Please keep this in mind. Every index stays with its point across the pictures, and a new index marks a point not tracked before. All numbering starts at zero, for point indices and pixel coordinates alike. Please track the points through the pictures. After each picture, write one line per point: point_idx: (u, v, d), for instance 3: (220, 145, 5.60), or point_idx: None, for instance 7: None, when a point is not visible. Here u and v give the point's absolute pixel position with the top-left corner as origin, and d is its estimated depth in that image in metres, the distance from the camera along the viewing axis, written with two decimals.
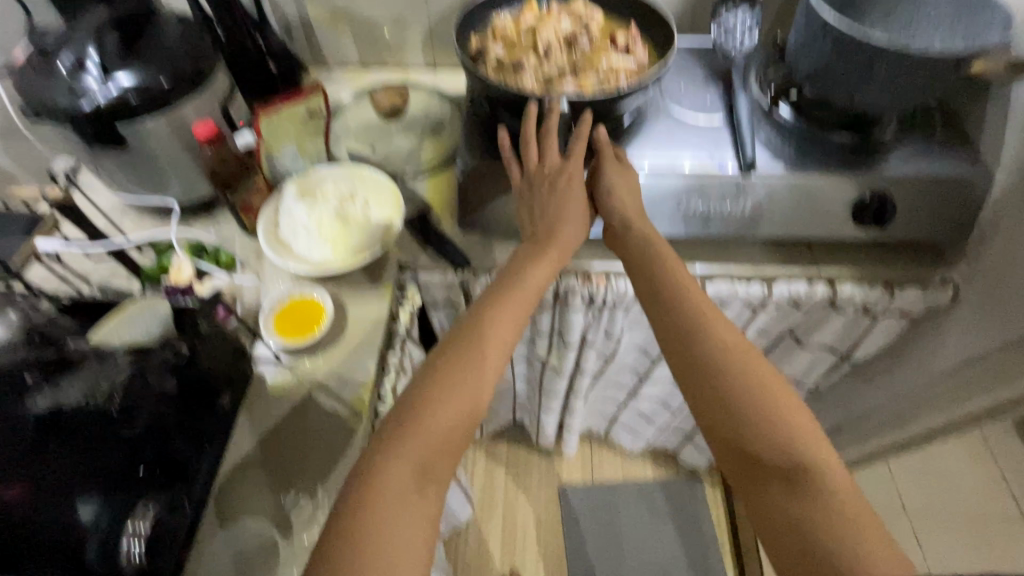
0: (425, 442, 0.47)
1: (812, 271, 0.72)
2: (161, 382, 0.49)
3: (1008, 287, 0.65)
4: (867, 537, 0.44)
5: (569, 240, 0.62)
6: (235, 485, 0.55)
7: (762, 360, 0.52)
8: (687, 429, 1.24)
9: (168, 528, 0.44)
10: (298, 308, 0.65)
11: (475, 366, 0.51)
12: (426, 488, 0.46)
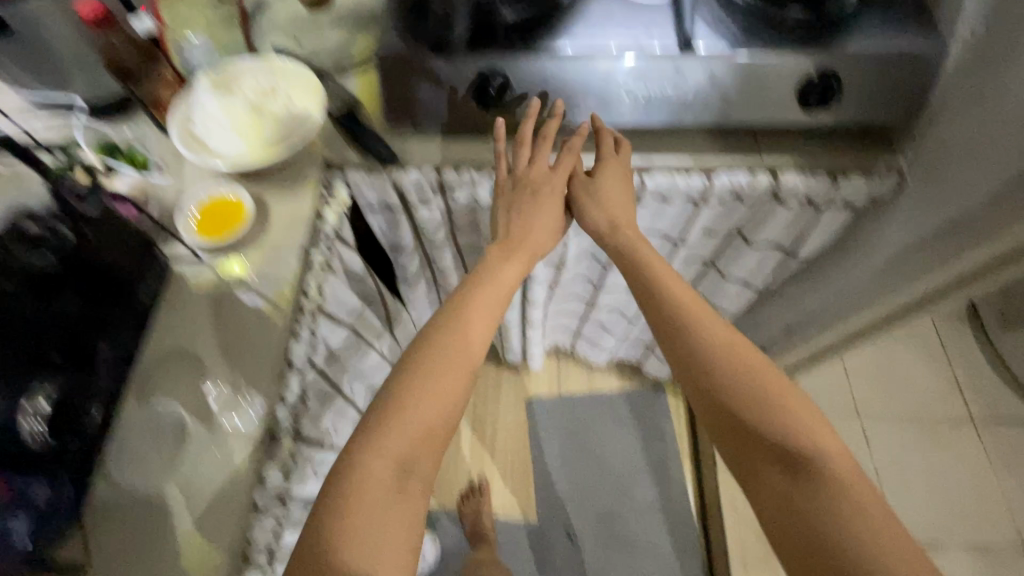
0: (401, 430, 0.48)
1: (754, 161, 0.70)
2: (41, 261, 0.48)
3: (950, 171, 0.63)
4: (864, 519, 0.44)
5: (535, 245, 0.65)
6: (156, 377, 0.55)
7: (741, 344, 0.55)
8: (648, 339, 1.26)
9: (74, 409, 0.47)
10: (217, 208, 0.63)
11: (451, 358, 0.52)
12: (401, 481, 0.46)
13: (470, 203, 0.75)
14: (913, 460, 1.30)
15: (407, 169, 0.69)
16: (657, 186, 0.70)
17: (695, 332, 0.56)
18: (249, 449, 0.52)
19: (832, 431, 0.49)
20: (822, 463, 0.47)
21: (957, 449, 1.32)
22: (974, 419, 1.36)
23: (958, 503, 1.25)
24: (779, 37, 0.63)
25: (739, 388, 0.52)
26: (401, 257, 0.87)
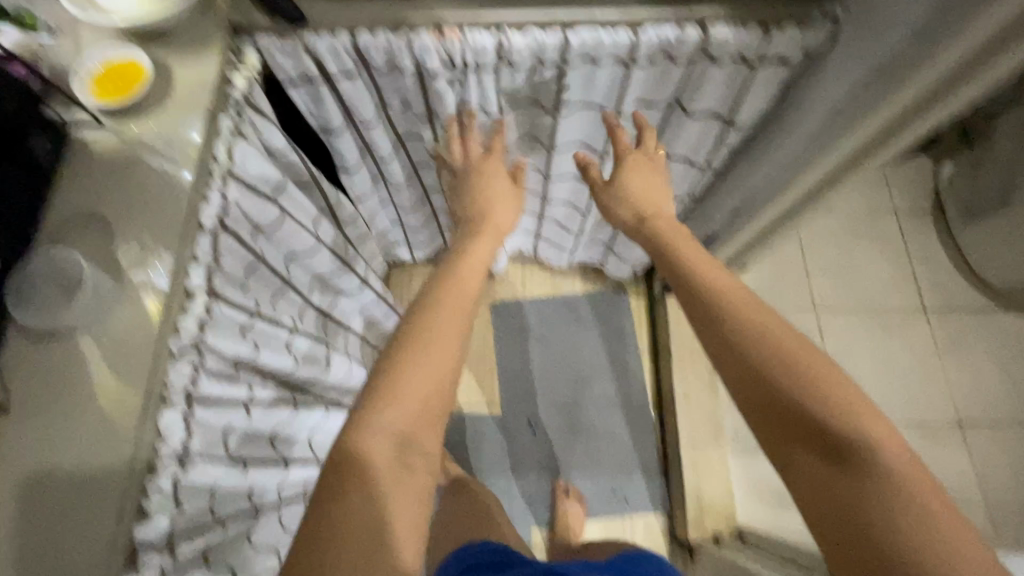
0: (404, 405, 0.52)
1: (685, 12, 0.66)
2: None
3: (882, 10, 0.60)
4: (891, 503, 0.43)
5: (500, 226, 0.74)
6: (64, 235, 0.55)
7: (779, 318, 0.55)
8: (605, 236, 1.27)
9: None
10: (117, 72, 0.60)
11: (436, 341, 0.55)
12: (407, 462, 0.50)
13: (393, 71, 0.72)
14: (862, 348, 1.35)
15: (316, 30, 0.65)
16: (583, 46, 0.67)
17: (736, 305, 0.56)
18: (160, 302, 0.53)
19: (878, 414, 0.48)
20: (862, 445, 0.46)
21: (906, 337, 1.36)
22: (926, 310, 1.39)
23: (900, 385, 1.31)
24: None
25: (778, 364, 0.51)
26: (336, 141, 0.85)
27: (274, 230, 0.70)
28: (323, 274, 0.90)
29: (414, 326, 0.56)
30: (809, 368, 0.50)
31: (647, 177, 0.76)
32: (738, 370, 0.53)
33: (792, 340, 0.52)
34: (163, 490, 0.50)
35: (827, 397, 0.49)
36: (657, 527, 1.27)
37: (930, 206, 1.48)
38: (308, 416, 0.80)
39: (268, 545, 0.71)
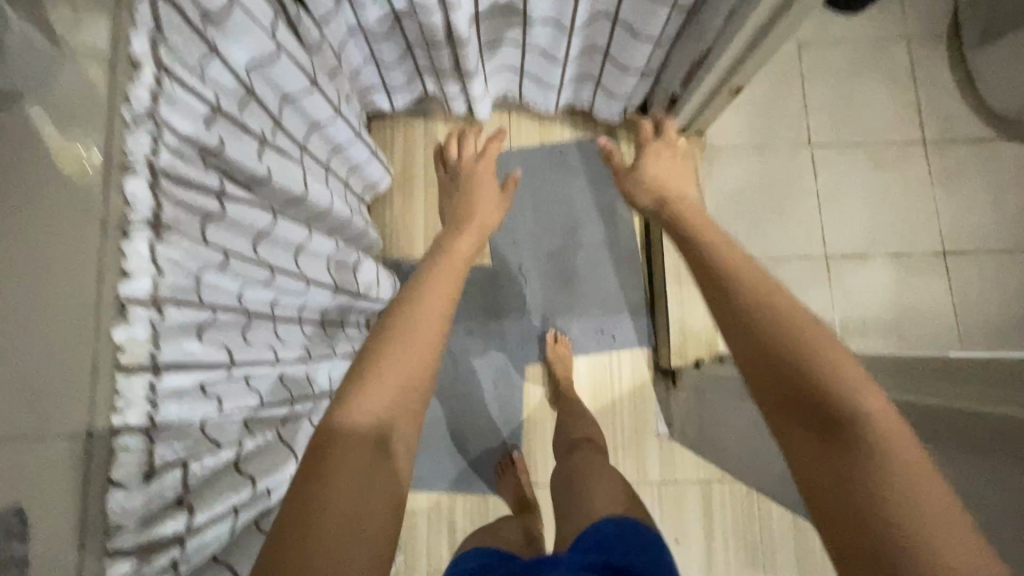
0: (390, 374, 0.50)
1: None
2: None
3: None
4: (917, 485, 0.37)
5: (483, 224, 0.83)
6: None
7: (782, 285, 0.51)
8: (592, 68, 1.19)
9: None
10: None
11: (423, 322, 0.54)
12: (392, 438, 0.48)
13: None
14: (854, 185, 1.33)
15: None
16: None
17: (730, 284, 0.53)
18: (100, 63, 0.50)
19: (877, 390, 0.42)
20: (861, 423, 0.40)
21: (902, 171, 1.33)
22: (927, 141, 1.34)
23: (889, 219, 1.31)
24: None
25: (780, 332, 0.46)
26: None
27: (226, 21, 0.65)
28: (291, 95, 0.85)
29: (406, 306, 0.55)
30: (807, 336, 0.45)
31: (665, 164, 0.96)
32: (737, 346, 0.49)
33: (790, 307, 0.48)
34: (142, 249, 0.51)
35: (830, 363, 0.43)
36: (642, 360, 1.34)
37: (944, 29, 1.37)
38: (291, 232, 0.80)
39: (264, 345, 0.74)
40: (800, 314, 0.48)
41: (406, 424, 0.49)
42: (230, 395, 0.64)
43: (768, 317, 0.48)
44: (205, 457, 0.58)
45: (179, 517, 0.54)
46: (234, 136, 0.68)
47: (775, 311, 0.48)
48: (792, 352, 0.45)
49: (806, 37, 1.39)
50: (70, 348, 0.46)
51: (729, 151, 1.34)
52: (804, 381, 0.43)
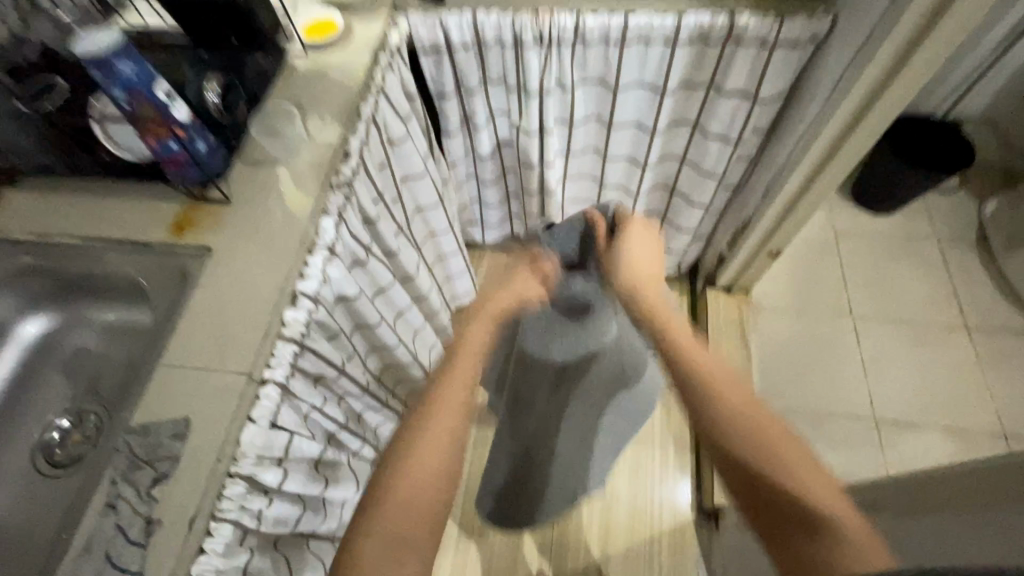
0: (416, 476, 0.55)
1: (717, 6, 0.91)
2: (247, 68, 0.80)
3: (862, 9, 0.83)
4: (857, 549, 0.46)
5: (522, 294, 0.78)
6: (269, 112, 0.80)
7: (741, 394, 0.57)
8: (651, 228, 1.43)
9: (219, 117, 0.74)
10: (318, 26, 0.91)
11: (427, 437, 0.57)
12: (411, 516, 0.53)
13: (499, 44, 0.99)
14: (898, 358, 1.39)
15: (453, 7, 0.95)
16: (639, 27, 0.93)
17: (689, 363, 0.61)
18: (332, 150, 0.78)
19: (838, 492, 0.50)
20: (842, 542, 0.46)
21: (947, 351, 1.39)
22: (970, 325, 1.42)
23: (939, 392, 1.33)
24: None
25: (732, 418, 0.55)
26: (443, 99, 1.09)
27: (400, 144, 0.95)
28: (423, 208, 1.09)
29: (416, 413, 0.60)
30: (738, 395, 0.57)
31: (642, 237, 0.82)
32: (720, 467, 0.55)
33: (743, 403, 0.56)
34: (300, 312, 0.68)
35: (783, 459, 0.52)
36: (683, 485, 1.33)
37: (973, 237, 1.56)
38: (393, 290, 0.95)
39: (345, 390, 0.85)
40: (761, 408, 0.56)
41: (430, 494, 0.55)
42: (296, 432, 0.70)
43: (749, 433, 0.54)
44: (270, 474, 0.63)
45: (314, 481, 0.74)
46: (380, 227, 0.89)
47: (745, 412, 0.55)
48: (761, 448, 0.52)
49: (842, 228, 1.59)
50: (256, 306, 0.67)
51: (772, 306, 1.47)
52: (745, 468, 0.52)
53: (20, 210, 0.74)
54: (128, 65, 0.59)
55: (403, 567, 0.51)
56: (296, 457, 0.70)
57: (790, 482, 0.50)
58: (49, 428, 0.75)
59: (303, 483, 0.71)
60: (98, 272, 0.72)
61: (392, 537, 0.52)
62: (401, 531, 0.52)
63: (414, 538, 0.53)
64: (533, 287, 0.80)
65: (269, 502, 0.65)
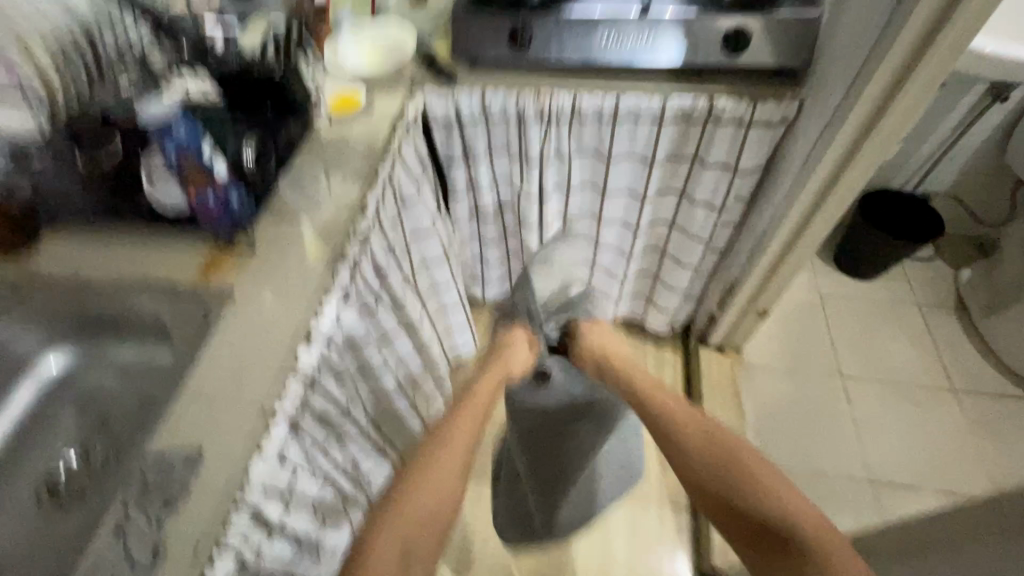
0: (412, 514, 0.65)
1: (697, 91, 1.03)
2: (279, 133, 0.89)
3: (824, 96, 0.95)
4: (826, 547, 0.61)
5: (509, 366, 0.88)
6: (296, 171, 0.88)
7: (714, 434, 0.74)
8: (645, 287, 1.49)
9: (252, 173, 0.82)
10: (342, 97, 1.00)
11: (429, 475, 0.68)
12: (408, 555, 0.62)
13: (504, 118, 1.10)
14: (890, 419, 1.41)
15: (464, 86, 1.07)
16: (629, 107, 1.05)
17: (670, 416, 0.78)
18: (351, 206, 0.86)
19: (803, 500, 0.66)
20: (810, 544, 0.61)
21: (937, 413, 1.42)
22: (956, 388, 1.46)
23: (931, 454, 1.35)
24: (719, 9, 0.98)
25: (710, 455, 0.72)
26: (452, 165, 1.19)
27: (411, 203, 1.04)
28: (429, 262, 1.16)
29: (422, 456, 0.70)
30: (712, 436, 0.74)
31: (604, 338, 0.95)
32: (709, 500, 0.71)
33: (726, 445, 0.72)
34: (313, 351, 0.72)
35: (757, 482, 0.68)
36: (682, 549, 1.30)
37: (952, 303, 1.63)
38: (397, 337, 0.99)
39: (347, 432, 0.87)
40: (732, 442, 0.73)
41: (422, 535, 0.64)
42: (299, 470, 0.71)
43: (727, 463, 0.70)
44: (273, 508, 0.65)
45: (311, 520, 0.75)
46: (389, 277, 0.95)
47: (719, 446, 0.72)
48: (737, 475, 0.69)
49: (827, 292, 1.67)
50: (272, 344, 0.71)
51: (763, 366, 1.51)
52: (747, 506, 0.67)
53: (58, 252, 0.80)
54: (183, 128, 0.72)
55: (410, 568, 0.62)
56: (297, 495, 0.71)
57: (765, 500, 0.66)
58: (58, 462, 0.77)
59: (301, 520, 0.73)
60: (124, 311, 0.77)
61: (404, 543, 0.63)
62: (410, 531, 0.64)
63: (417, 545, 0.63)
64: (523, 354, 0.91)
65: (269, 538, 0.66)
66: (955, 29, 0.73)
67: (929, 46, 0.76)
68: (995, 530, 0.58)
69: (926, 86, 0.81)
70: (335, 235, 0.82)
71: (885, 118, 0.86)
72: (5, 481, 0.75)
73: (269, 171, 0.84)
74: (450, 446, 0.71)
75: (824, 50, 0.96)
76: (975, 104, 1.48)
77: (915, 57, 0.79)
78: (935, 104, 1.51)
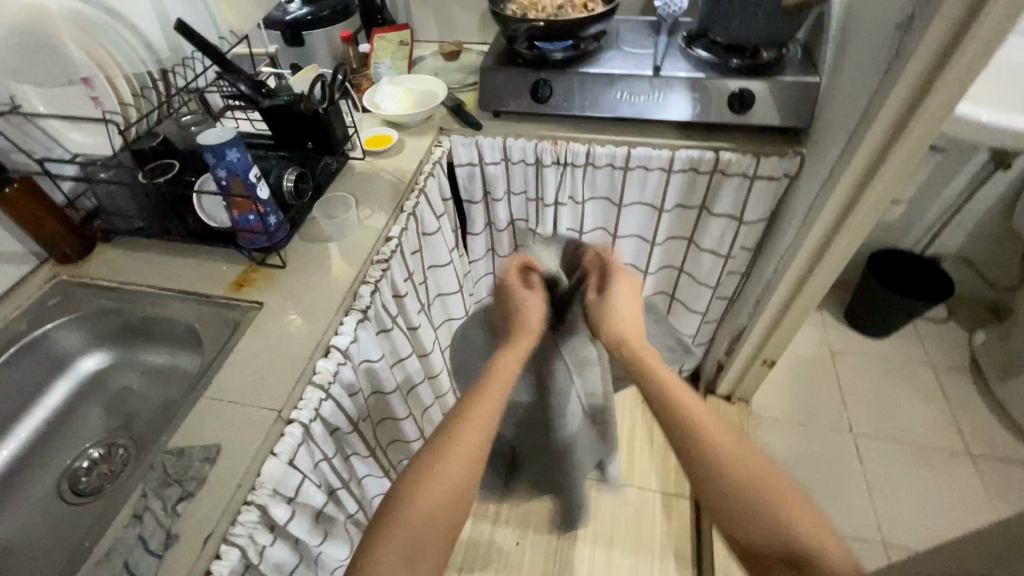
0: (429, 507, 0.61)
1: (704, 143, 1.09)
2: (319, 166, 0.99)
3: (823, 154, 1.01)
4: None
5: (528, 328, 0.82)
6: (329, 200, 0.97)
7: (742, 456, 0.65)
8: None
9: (291, 199, 0.90)
10: (377, 138, 1.11)
11: (447, 468, 0.63)
12: (416, 562, 0.58)
13: (523, 163, 1.18)
14: (905, 480, 1.37)
15: (487, 132, 1.16)
16: (640, 157, 1.12)
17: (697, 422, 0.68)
18: (377, 234, 0.92)
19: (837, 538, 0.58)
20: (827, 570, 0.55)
21: (954, 477, 1.38)
22: (973, 452, 1.42)
23: (947, 518, 1.31)
24: (726, 71, 1.06)
25: (734, 468, 0.64)
26: (472, 204, 1.27)
27: (432, 236, 1.11)
28: (444, 294, 1.22)
29: (437, 445, 0.65)
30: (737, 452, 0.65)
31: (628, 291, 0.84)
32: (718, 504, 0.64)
33: (745, 454, 0.65)
34: (330, 362, 0.77)
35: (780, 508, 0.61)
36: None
37: (966, 365, 1.61)
38: (410, 364, 1.04)
39: (355, 448, 0.90)
40: (760, 463, 0.64)
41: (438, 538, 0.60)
42: (307, 477, 0.74)
43: (752, 483, 0.63)
44: (279, 510, 0.67)
45: (313, 529, 0.77)
46: (407, 303, 1.00)
47: (747, 466, 0.64)
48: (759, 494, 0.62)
49: (837, 347, 1.67)
50: (294, 353, 0.76)
51: (773, 417, 1.50)
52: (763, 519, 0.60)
53: (107, 260, 0.88)
54: (235, 153, 0.76)
55: (417, 570, 0.58)
56: (304, 502, 0.74)
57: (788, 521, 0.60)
58: (82, 457, 0.81)
59: (305, 527, 0.75)
60: (160, 318, 0.83)
61: (412, 535, 0.59)
62: (423, 522, 0.60)
63: (423, 551, 0.59)
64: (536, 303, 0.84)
65: (272, 540, 0.67)
66: (941, 92, 0.79)
67: (918, 106, 0.82)
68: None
69: (918, 143, 0.86)
70: (361, 258, 0.88)
71: (879, 174, 0.92)
72: (30, 473, 0.78)
73: (306, 198, 0.92)
74: (475, 438, 0.66)
75: (824, 112, 1.03)
76: (978, 170, 1.53)
77: (905, 118, 0.85)
78: (940, 168, 1.56)
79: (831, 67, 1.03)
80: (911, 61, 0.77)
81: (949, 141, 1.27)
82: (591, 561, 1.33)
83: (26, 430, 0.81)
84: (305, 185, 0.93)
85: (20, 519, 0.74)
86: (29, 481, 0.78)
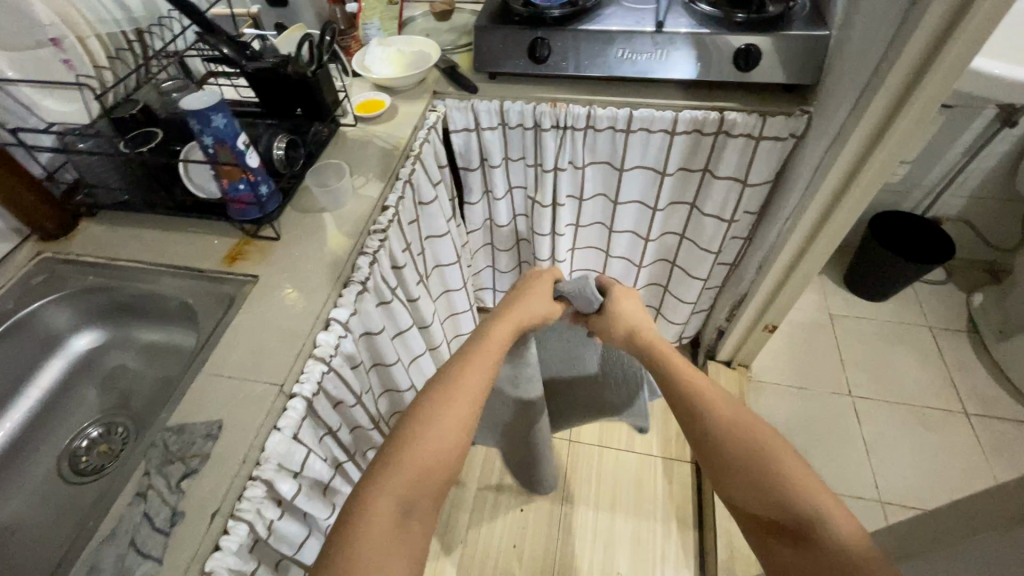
0: (414, 476, 0.58)
1: (709, 104, 1.06)
2: (309, 131, 0.95)
3: (830, 113, 0.98)
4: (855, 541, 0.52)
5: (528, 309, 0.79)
6: (322, 167, 0.93)
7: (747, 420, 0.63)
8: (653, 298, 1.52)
9: (281, 167, 0.87)
10: (368, 103, 1.06)
11: (435, 439, 0.60)
12: (409, 522, 0.55)
13: (520, 127, 1.14)
14: (901, 440, 1.39)
15: (483, 96, 1.11)
16: (642, 119, 1.08)
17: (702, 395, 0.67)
18: (373, 202, 0.89)
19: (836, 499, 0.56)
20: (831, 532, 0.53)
21: (949, 437, 1.40)
22: (968, 411, 1.44)
23: (941, 477, 1.33)
24: (731, 26, 1.02)
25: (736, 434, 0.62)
26: (468, 172, 1.23)
27: (428, 205, 1.08)
28: (442, 265, 1.19)
29: (426, 407, 0.63)
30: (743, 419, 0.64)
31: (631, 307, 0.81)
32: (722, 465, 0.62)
33: (749, 422, 0.63)
34: (331, 335, 0.74)
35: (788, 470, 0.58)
36: (687, 563, 1.28)
37: (964, 327, 1.62)
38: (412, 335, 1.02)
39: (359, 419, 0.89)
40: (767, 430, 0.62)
41: (424, 502, 0.58)
42: (312, 450, 0.72)
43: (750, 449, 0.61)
44: (285, 485, 0.65)
45: (320, 499, 0.76)
46: (406, 274, 0.98)
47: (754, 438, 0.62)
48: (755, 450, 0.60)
49: (836, 311, 1.67)
50: (293, 326, 0.74)
51: (772, 382, 1.51)
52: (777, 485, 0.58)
53: (93, 236, 0.85)
54: (220, 118, 0.71)
55: (405, 534, 0.55)
56: (310, 476, 0.73)
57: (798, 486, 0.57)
58: (81, 438, 0.79)
59: (313, 498, 0.74)
60: (152, 292, 0.80)
61: (399, 499, 0.56)
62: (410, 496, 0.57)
63: (415, 505, 0.57)
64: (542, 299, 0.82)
65: (279, 514, 0.66)
66: (957, 45, 0.75)
67: (933, 60, 0.78)
68: (1003, 519, 0.58)
69: (932, 99, 0.83)
70: (358, 228, 0.86)
71: (888, 132, 0.89)
72: (29, 454, 0.77)
73: (296, 165, 0.89)
74: (462, 408, 0.63)
75: (832, 68, 0.99)
76: (984, 128, 1.50)
77: (918, 72, 0.81)
78: (945, 126, 1.52)
79: (839, 20, 0.98)
80: (930, 11, 0.73)
81: (957, 98, 1.23)
82: (594, 524, 1.36)
83: (20, 412, 0.79)
84: (295, 151, 0.89)
85: (20, 501, 0.72)
86: (27, 463, 0.76)
